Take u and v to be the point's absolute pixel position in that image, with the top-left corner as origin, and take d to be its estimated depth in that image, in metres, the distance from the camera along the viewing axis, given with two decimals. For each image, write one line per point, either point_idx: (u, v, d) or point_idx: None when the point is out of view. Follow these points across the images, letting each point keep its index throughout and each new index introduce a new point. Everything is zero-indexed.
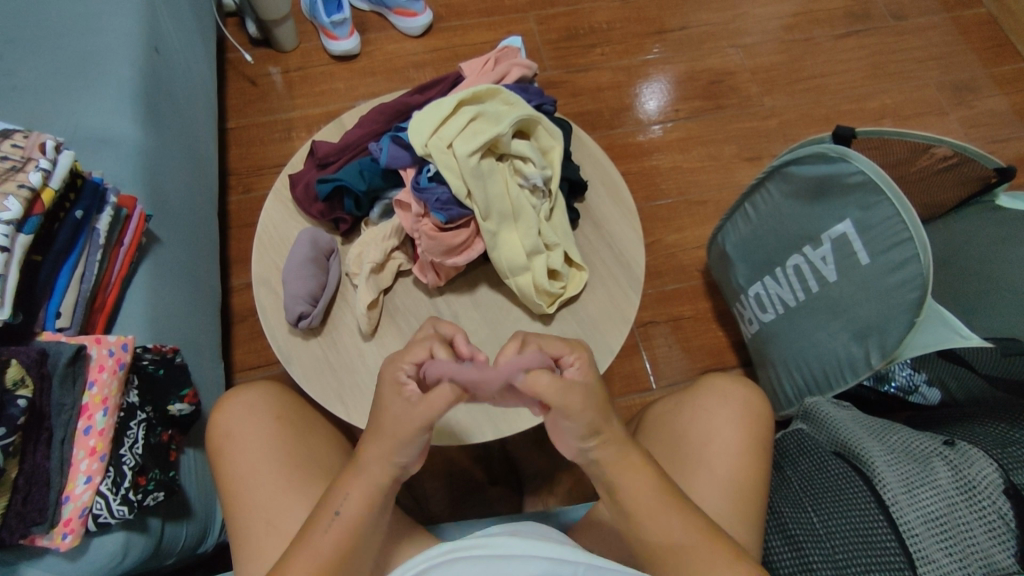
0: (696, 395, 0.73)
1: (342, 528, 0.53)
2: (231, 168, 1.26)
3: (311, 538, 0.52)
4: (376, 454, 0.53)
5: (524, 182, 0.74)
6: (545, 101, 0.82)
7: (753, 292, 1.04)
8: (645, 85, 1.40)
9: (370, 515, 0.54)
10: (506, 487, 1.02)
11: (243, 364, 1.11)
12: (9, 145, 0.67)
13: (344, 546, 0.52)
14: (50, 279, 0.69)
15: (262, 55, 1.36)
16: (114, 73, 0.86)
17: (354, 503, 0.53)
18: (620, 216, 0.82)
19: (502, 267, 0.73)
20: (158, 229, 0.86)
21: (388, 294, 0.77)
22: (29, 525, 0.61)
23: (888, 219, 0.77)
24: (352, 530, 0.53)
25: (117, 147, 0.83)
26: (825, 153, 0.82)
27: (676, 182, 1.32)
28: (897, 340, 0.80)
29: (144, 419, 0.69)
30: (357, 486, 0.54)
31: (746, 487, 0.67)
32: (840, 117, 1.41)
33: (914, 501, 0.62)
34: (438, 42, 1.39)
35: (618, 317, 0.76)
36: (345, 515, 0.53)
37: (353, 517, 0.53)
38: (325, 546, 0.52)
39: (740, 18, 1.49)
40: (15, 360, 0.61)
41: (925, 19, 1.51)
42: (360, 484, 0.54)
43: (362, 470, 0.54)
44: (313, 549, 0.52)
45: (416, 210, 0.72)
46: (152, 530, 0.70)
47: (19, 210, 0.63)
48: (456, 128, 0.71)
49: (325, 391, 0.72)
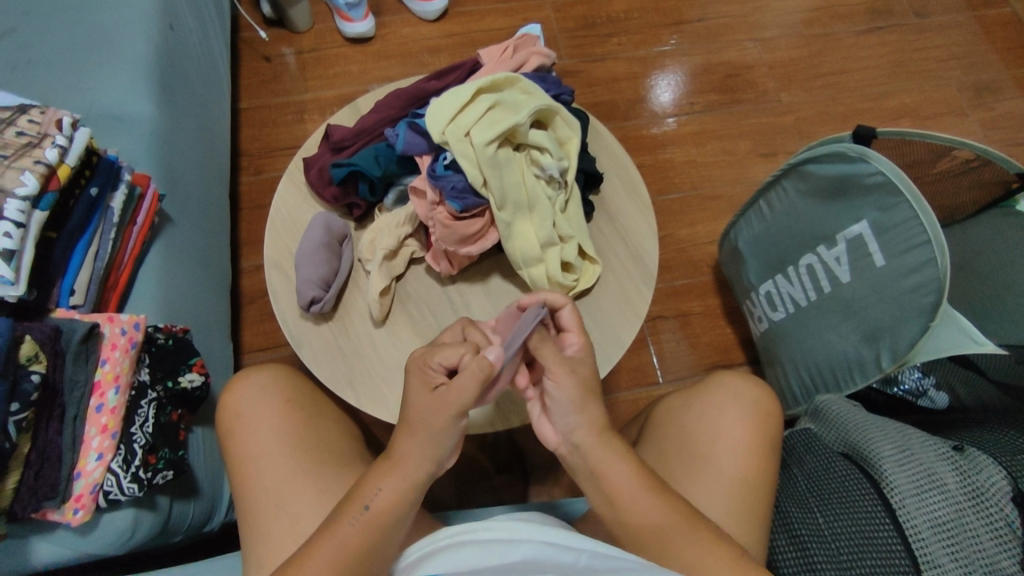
0: (706, 391, 0.72)
1: (369, 521, 0.53)
2: (244, 148, 1.26)
3: (340, 528, 0.53)
4: (419, 454, 0.55)
5: (540, 173, 0.73)
6: (563, 91, 0.81)
7: (764, 290, 1.04)
8: (659, 76, 1.39)
9: (397, 507, 0.54)
10: (511, 476, 1.03)
11: (250, 345, 1.11)
12: (26, 121, 0.65)
13: (365, 542, 0.53)
14: (64, 256, 0.68)
15: (276, 35, 1.35)
16: (130, 50, 0.86)
17: (386, 497, 0.54)
18: (635, 210, 0.82)
19: (515, 259, 0.72)
20: (172, 209, 0.86)
21: (400, 281, 0.77)
22: (41, 499, 0.62)
23: (907, 221, 0.77)
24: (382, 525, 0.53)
25: (132, 125, 0.83)
26: (844, 152, 0.82)
27: (690, 176, 1.31)
28: (910, 344, 0.80)
29: (155, 397, 0.70)
30: (394, 483, 0.54)
31: (753, 483, 0.67)
32: (860, 115, 1.39)
33: (922, 505, 0.62)
34: (453, 27, 1.38)
35: (630, 312, 0.76)
36: (375, 509, 0.53)
37: (385, 512, 0.54)
38: (349, 537, 0.52)
39: (759, 11, 1.47)
40: (29, 335, 0.62)
41: (949, 17, 1.49)
42: (394, 480, 0.54)
43: (399, 467, 0.55)
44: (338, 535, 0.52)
45: (430, 197, 0.71)
46: (161, 508, 0.71)
47: (36, 185, 0.61)
48: (473, 116, 0.69)
49: (335, 377, 0.72)
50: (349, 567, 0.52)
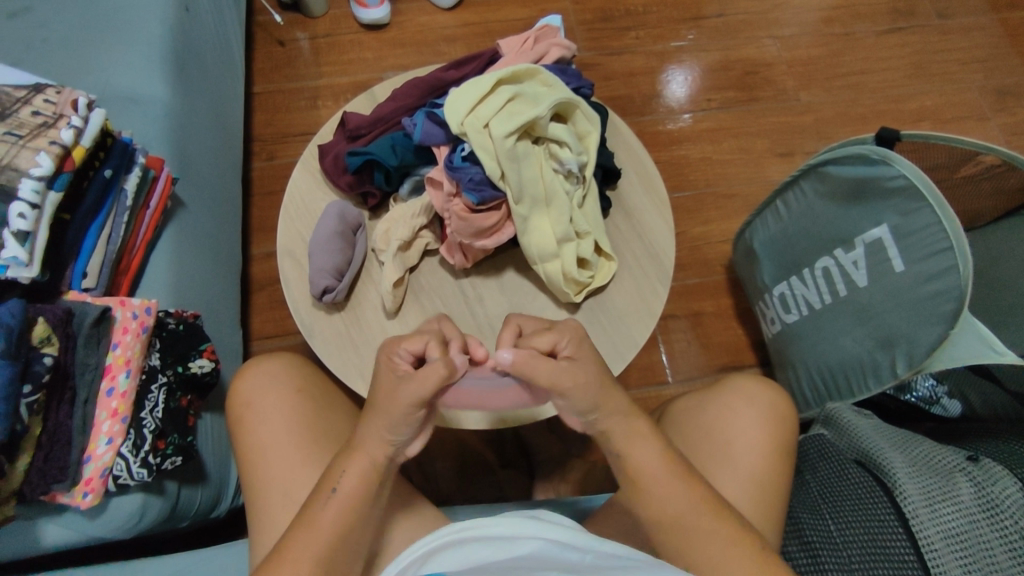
0: (723, 393, 0.72)
1: (341, 505, 0.53)
2: (256, 133, 1.25)
3: (315, 519, 0.53)
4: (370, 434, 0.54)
5: (559, 168, 0.72)
6: (583, 84, 0.79)
7: (777, 291, 1.03)
8: (671, 71, 1.37)
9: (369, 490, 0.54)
10: (518, 471, 1.03)
11: (260, 332, 1.11)
12: (42, 100, 0.64)
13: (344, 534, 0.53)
14: (78, 239, 0.68)
15: (290, 19, 1.34)
16: (145, 30, 0.85)
17: (351, 480, 0.54)
18: (652, 206, 0.81)
19: (531, 254, 0.72)
20: (184, 192, 0.85)
21: (413, 272, 0.76)
22: (50, 482, 0.62)
23: (929, 226, 0.75)
24: (352, 508, 0.53)
25: (147, 107, 0.82)
26: (865, 154, 0.80)
27: (705, 174, 1.29)
28: (927, 352, 0.79)
29: (165, 382, 0.70)
30: (352, 462, 0.54)
31: (767, 487, 0.66)
32: (879, 117, 1.37)
33: (935, 516, 0.61)
34: (469, 16, 1.36)
35: (645, 311, 0.75)
36: (341, 492, 0.53)
37: (350, 495, 0.53)
38: (327, 524, 0.52)
39: (779, 8, 1.45)
40: (42, 318, 0.61)
41: (973, 19, 1.46)
42: (358, 462, 0.54)
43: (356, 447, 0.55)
44: (316, 524, 0.52)
45: (447, 188, 0.70)
46: (169, 493, 0.71)
47: (51, 166, 0.61)
48: (493, 107, 0.68)
49: (346, 368, 0.72)
50: (330, 561, 0.52)
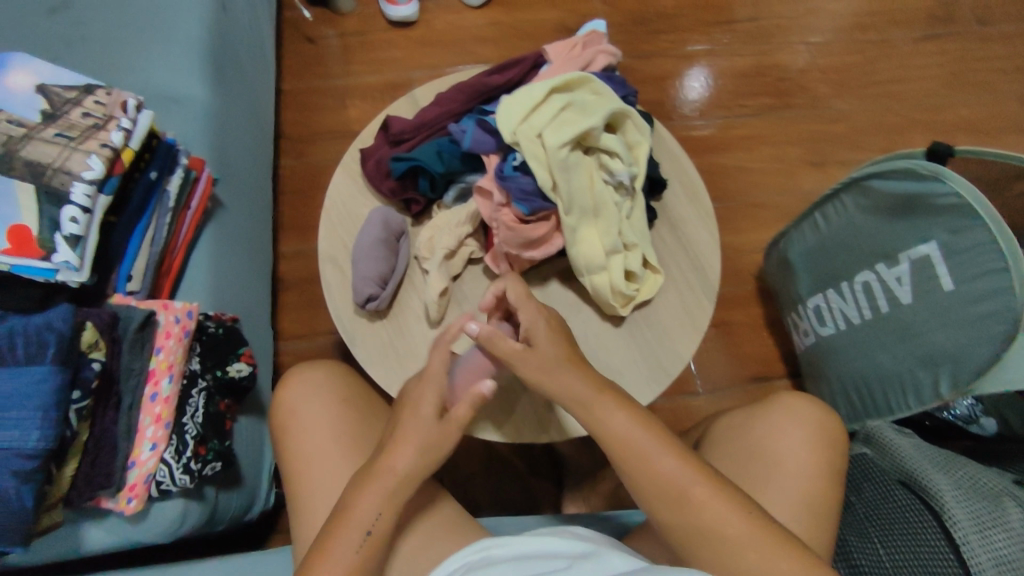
0: (772, 410, 0.71)
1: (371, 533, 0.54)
2: (285, 131, 1.24)
3: (338, 545, 0.53)
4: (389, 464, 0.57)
5: (609, 179, 0.71)
6: (630, 92, 0.78)
7: (813, 304, 1.02)
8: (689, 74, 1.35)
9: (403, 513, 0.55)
10: (547, 479, 1.02)
11: (289, 333, 1.11)
12: (92, 102, 0.63)
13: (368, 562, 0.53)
14: (123, 241, 0.67)
15: (320, 16, 1.33)
16: (183, 28, 0.84)
17: (375, 507, 0.55)
18: (697, 218, 0.79)
19: (578, 265, 0.70)
20: (223, 194, 0.84)
21: (456, 281, 0.75)
22: (95, 488, 0.61)
23: (981, 244, 0.74)
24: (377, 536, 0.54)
25: (187, 107, 0.81)
26: (915, 169, 0.79)
27: (737, 182, 1.28)
28: (975, 374, 0.77)
29: (205, 387, 0.69)
30: (371, 484, 0.55)
31: (817, 508, 0.65)
32: (914, 126, 1.35)
33: (986, 542, 0.60)
34: (499, 15, 1.35)
35: (690, 324, 0.74)
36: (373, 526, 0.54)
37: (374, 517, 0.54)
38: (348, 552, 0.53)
39: (813, 14, 1.43)
40: (89, 322, 0.61)
41: (1012, 26, 1.43)
42: (376, 487, 0.55)
43: (380, 472, 0.56)
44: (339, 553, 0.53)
45: (496, 199, 0.69)
46: (209, 499, 0.71)
47: (102, 169, 0.60)
48: (545, 117, 0.67)
49: (389, 378, 0.71)
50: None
